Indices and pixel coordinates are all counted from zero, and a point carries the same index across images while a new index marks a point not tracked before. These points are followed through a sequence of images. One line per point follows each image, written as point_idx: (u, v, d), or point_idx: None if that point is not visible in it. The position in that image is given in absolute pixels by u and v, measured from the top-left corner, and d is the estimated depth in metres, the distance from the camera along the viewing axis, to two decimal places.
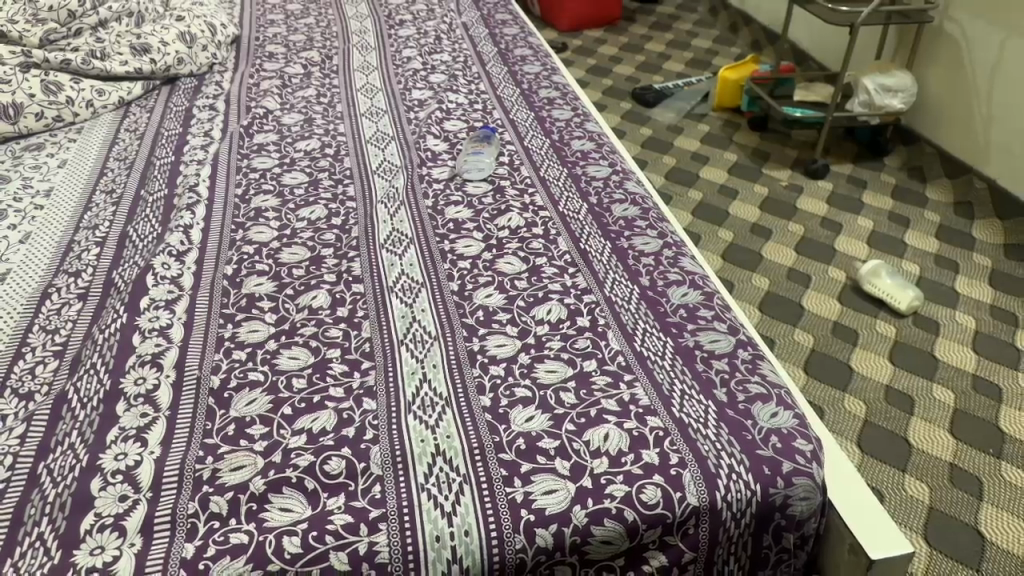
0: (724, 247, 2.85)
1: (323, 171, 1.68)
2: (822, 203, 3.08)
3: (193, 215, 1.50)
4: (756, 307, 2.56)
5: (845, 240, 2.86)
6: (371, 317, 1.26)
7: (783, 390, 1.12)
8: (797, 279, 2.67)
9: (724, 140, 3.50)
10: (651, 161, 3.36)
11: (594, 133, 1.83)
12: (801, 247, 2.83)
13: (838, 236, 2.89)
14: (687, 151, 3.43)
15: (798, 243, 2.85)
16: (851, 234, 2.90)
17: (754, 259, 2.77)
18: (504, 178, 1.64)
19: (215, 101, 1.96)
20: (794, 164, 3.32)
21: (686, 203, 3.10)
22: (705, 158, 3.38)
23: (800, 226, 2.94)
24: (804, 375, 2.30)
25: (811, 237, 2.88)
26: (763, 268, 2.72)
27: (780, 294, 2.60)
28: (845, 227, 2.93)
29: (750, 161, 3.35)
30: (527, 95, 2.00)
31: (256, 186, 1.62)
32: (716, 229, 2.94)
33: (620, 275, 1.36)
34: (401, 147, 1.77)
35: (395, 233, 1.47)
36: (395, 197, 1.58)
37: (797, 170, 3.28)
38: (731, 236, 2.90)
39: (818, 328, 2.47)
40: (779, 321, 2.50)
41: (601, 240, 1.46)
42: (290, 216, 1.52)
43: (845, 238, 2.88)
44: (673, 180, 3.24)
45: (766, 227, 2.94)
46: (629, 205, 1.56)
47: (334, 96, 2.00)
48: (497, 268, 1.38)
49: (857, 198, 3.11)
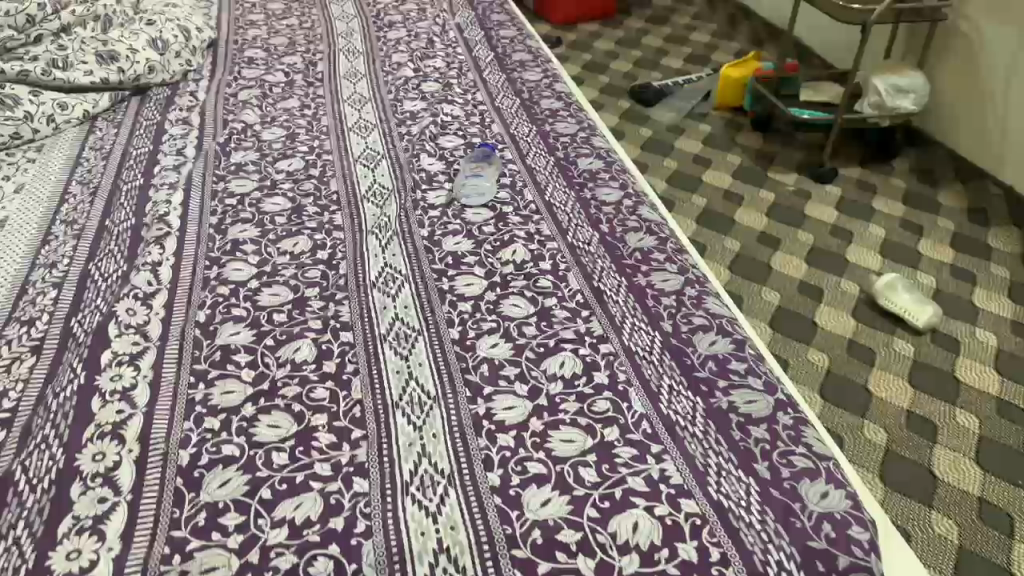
0: (731, 258, 2.71)
1: (307, 195, 1.53)
2: (831, 208, 2.95)
3: (161, 250, 1.35)
4: (767, 324, 2.43)
5: (857, 250, 2.74)
6: (362, 373, 1.12)
7: (831, 464, 0.99)
8: (809, 292, 2.55)
9: (727, 141, 3.36)
10: (652, 164, 3.22)
11: (601, 149, 1.68)
12: (811, 257, 2.70)
13: (849, 245, 2.76)
14: (690, 154, 3.28)
15: (808, 254, 2.72)
16: (863, 243, 2.77)
17: (764, 271, 2.64)
18: (506, 203, 1.50)
19: (190, 114, 1.81)
20: (800, 167, 3.18)
21: (689, 209, 2.96)
22: (708, 160, 3.24)
23: (809, 234, 2.81)
24: (820, 400, 2.17)
25: (821, 246, 2.75)
26: (773, 281, 2.59)
27: (792, 310, 2.47)
28: (856, 236, 2.81)
29: (755, 164, 3.21)
30: (528, 107, 1.85)
31: (233, 214, 1.47)
32: (721, 238, 2.81)
33: (639, 319, 1.22)
34: (393, 166, 1.62)
35: (388, 270, 1.33)
36: (388, 226, 1.44)
37: (804, 173, 3.14)
38: (738, 246, 2.77)
39: (832, 346, 2.34)
40: (793, 340, 2.37)
41: (615, 277, 1.32)
42: (270, 249, 1.38)
43: (856, 247, 2.75)
44: (675, 185, 3.10)
45: (775, 236, 2.81)
46: (644, 234, 1.42)
47: (319, 108, 1.85)
48: (501, 311, 1.24)
49: (867, 203, 2.97)
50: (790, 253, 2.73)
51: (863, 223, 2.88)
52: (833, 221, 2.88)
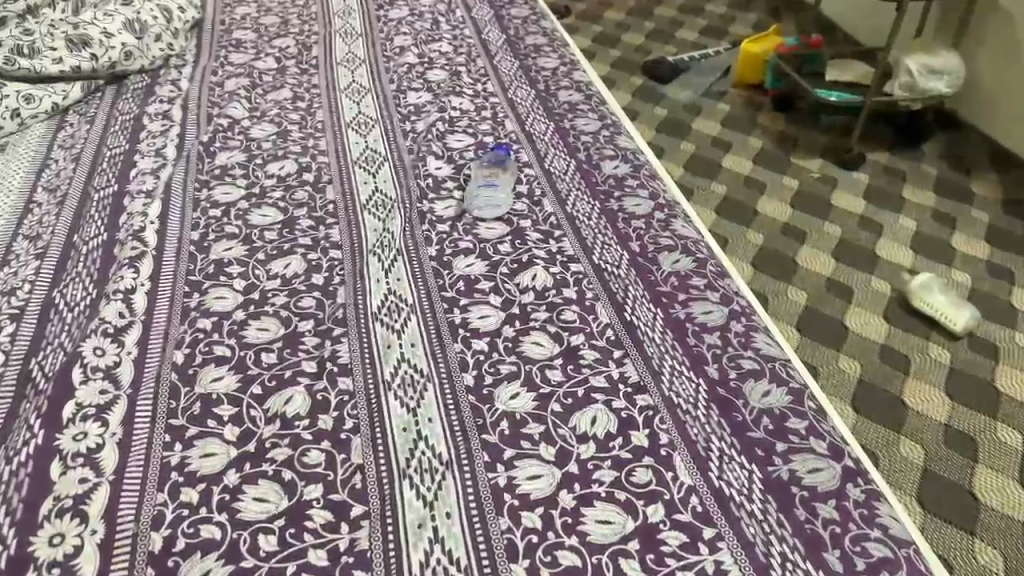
0: (754, 253, 2.55)
1: (300, 205, 1.37)
2: (858, 198, 2.77)
3: (135, 274, 1.19)
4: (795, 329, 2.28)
5: (887, 245, 2.57)
6: (363, 431, 0.97)
7: (913, 551, 0.86)
8: (837, 292, 2.39)
9: (747, 122, 3.15)
10: (669, 148, 3.03)
11: (627, 150, 1.52)
12: (838, 253, 2.54)
13: (879, 239, 2.59)
14: (709, 136, 3.08)
15: (835, 249, 2.56)
16: (894, 238, 2.60)
17: (791, 269, 2.48)
18: (523, 216, 1.34)
19: (171, 106, 1.63)
20: (825, 151, 2.98)
21: (709, 198, 2.78)
22: (728, 143, 3.04)
23: (836, 227, 2.65)
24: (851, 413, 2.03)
25: (848, 241, 2.59)
26: (799, 280, 2.43)
27: (820, 312, 2.32)
28: (886, 229, 2.64)
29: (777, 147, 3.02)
30: (545, 100, 1.68)
31: (216, 228, 1.31)
32: (743, 231, 2.64)
33: (680, 362, 1.07)
34: (396, 171, 1.46)
35: (392, 299, 1.17)
36: (391, 244, 1.28)
37: (829, 158, 2.96)
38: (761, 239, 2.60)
39: (864, 353, 2.19)
40: (822, 345, 2.22)
41: (650, 308, 1.16)
42: (258, 272, 1.22)
43: (886, 242, 2.58)
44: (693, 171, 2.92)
45: (799, 230, 2.64)
46: (680, 254, 1.26)
47: (314, 100, 1.68)
48: (521, 351, 1.08)
49: (896, 191, 2.79)
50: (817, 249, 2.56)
51: (892, 214, 2.70)
52: (861, 212, 2.71)
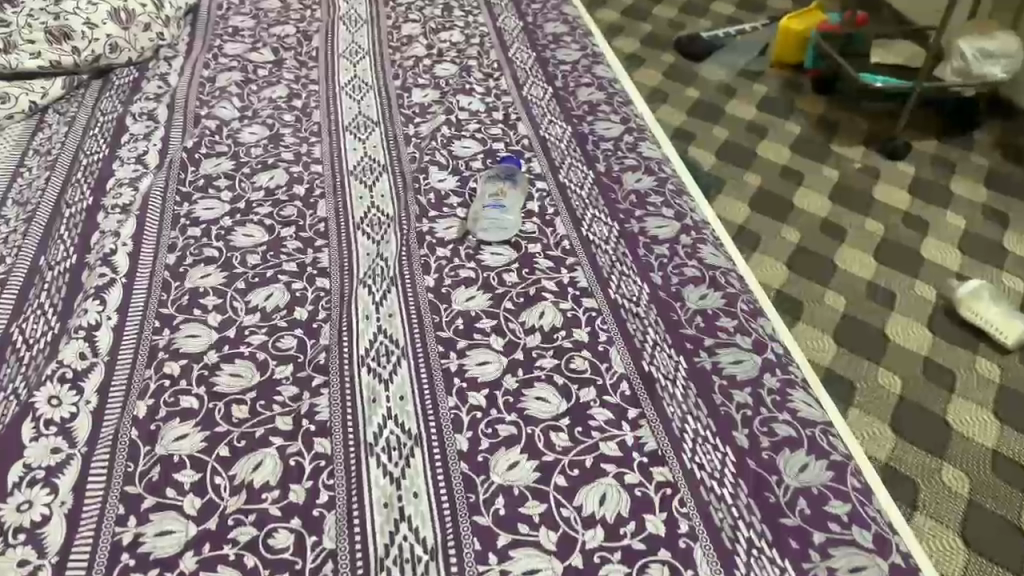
0: (786, 252, 2.27)
1: (288, 223, 1.25)
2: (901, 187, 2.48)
3: (100, 307, 1.08)
4: (829, 338, 2.01)
5: (933, 244, 2.28)
6: (339, 508, 0.85)
7: None
8: (877, 297, 2.11)
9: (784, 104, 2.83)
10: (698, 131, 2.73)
11: (651, 160, 1.38)
12: (880, 253, 2.25)
13: (924, 237, 2.30)
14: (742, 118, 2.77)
15: (877, 248, 2.27)
16: (941, 236, 2.31)
17: (825, 272, 2.20)
18: (533, 239, 1.21)
19: (156, 106, 1.51)
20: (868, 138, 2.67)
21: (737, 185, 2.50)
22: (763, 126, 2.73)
23: (878, 224, 2.36)
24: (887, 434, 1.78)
25: (891, 239, 2.30)
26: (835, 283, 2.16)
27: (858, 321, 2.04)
28: (932, 225, 2.34)
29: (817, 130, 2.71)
30: (563, 99, 1.53)
31: (195, 250, 1.19)
32: (775, 226, 2.36)
33: (704, 426, 0.94)
34: (395, 183, 1.32)
35: (382, 340, 1.05)
36: (384, 272, 1.15)
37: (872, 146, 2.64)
38: (795, 236, 2.32)
39: (906, 366, 1.91)
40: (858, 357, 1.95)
41: (671, 354, 1.02)
42: (236, 304, 1.10)
43: (933, 240, 2.29)
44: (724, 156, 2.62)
45: (835, 226, 2.36)
46: (708, 288, 1.12)
47: (311, 97, 1.55)
48: (523, 409, 0.96)
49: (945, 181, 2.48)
50: (854, 249, 2.28)
51: (940, 207, 2.40)
52: (906, 206, 2.41)
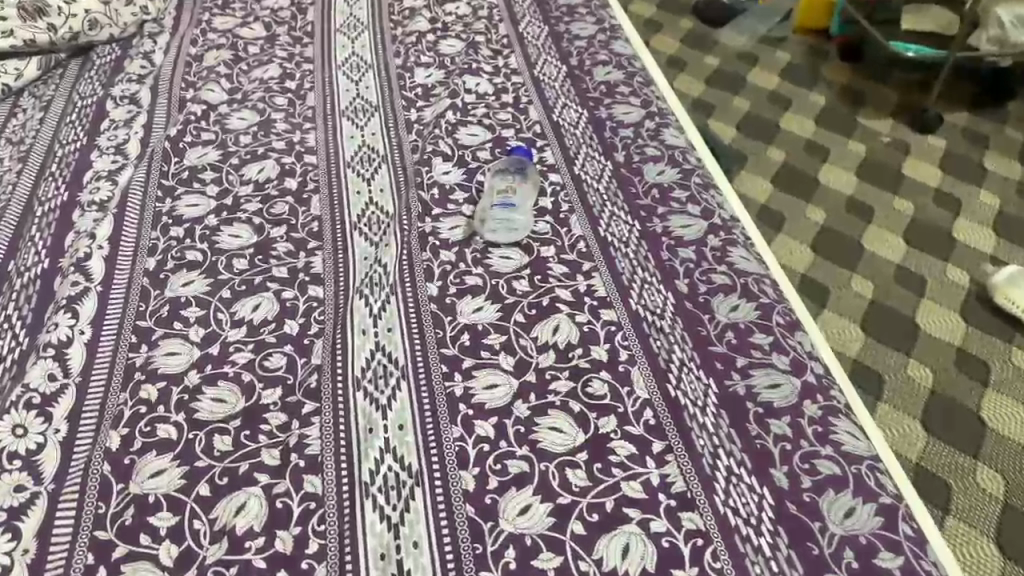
0: (810, 231, 2.07)
1: (279, 222, 1.14)
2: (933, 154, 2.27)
3: (72, 320, 0.99)
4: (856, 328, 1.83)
5: (967, 222, 2.08)
6: (331, 559, 0.77)
7: None
8: (906, 282, 1.93)
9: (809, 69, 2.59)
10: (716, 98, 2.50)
11: (674, 150, 1.26)
12: (909, 232, 2.06)
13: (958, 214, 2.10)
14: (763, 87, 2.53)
15: (906, 226, 2.07)
16: (977, 212, 2.11)
17: (853, 255, 2.01)
18: (546, 240, 1.11)
19: (139, 88, 1.40)
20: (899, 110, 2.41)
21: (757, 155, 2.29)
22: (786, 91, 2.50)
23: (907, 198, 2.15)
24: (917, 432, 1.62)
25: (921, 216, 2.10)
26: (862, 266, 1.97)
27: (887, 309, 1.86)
28: (966, 199, 2.14)
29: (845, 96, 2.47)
30: (577, 80, 1.41)
31: (177, 253, 1.09)
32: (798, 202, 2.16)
33: (737, 463, 0.84)
34: (396, 176, 1.22)
35: (380, 359, 0.95)
36: (382, 279, 1.05)
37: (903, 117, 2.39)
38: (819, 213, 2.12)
39: (937, 357, 1.75)
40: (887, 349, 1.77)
41: (700, 376, 0.92)
42: (220, 316, 1.01)
43: (967, 218, 2.09)
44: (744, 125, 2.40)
45: (862, 200, 2.15)
46: (740, 298, 1.02)
47: (306, 78, 1.43)
48: (536, 441, 0.86)
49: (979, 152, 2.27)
50: (883, 226, 2.08)
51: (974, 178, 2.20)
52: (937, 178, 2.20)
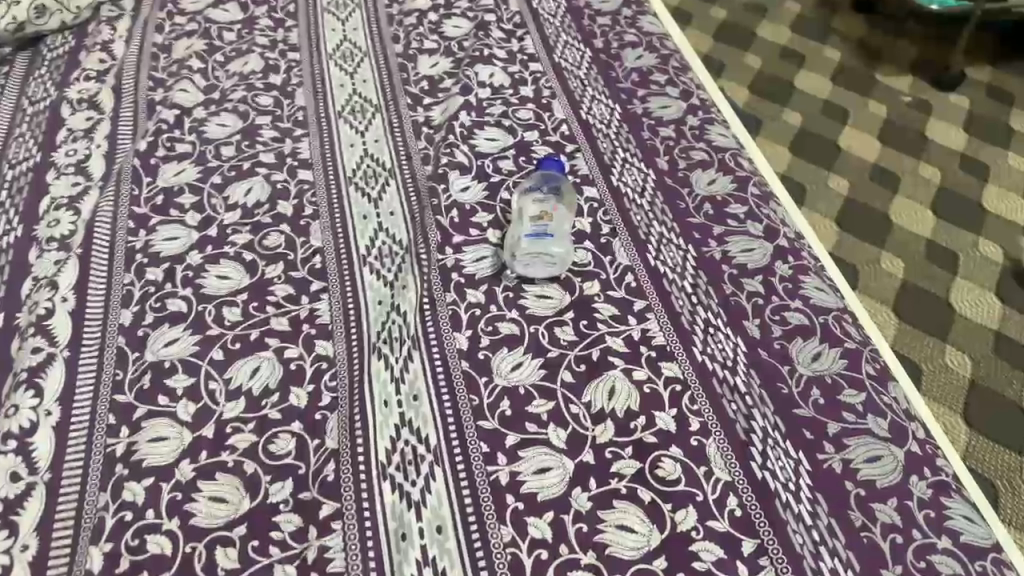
0: (827, 194, 1.74)
1: (275, 258, 0.98)
2: (958, 97, 1.94)
3: (36, 400, 0.83)
4: (885, 309, 1.54)
5: (1004, 179, 1.76)
6: None
7: None
8: (938, 253, 1.63)
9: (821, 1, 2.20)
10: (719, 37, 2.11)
11: (723, 152, 1.11)
12: (940, 192, 1.74)
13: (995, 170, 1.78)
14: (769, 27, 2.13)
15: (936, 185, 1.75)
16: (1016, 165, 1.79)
17: (876, 220, 1.69)
18: (589, 273, 0.95)
19: (99, 87, 1.21)
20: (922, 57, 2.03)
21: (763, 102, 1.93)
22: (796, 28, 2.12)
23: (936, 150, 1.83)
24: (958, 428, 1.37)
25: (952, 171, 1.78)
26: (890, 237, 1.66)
27: (918, 286, 1.57)
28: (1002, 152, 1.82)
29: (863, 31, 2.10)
30: (605, 66, 1.24)
31: (157, 302, 0.93)
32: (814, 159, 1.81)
33: (843, 565, 0.71)
34: (406, 196, 1.05)
35: (407, 438, 0.80)
36: (400, 332, 0.89)
37: (928, 62, 2.02)
38: (839, 173, 1.78)
39: (978, 341, 1.48)
40: (919, 334, 1.50)
41: (788, 451, 0.78)
42: (213, 385, 0.85)
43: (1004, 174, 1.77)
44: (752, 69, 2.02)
45: (886, 154, 1.82)
46: (822, 343, 0.88)
47: (293, 70, 1.25)
48: (604, 545, 0.72)
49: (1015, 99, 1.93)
50: (907, 183, 1.76)
51: (1003, 125, 1.88)
52: (962, 123, 1.88)
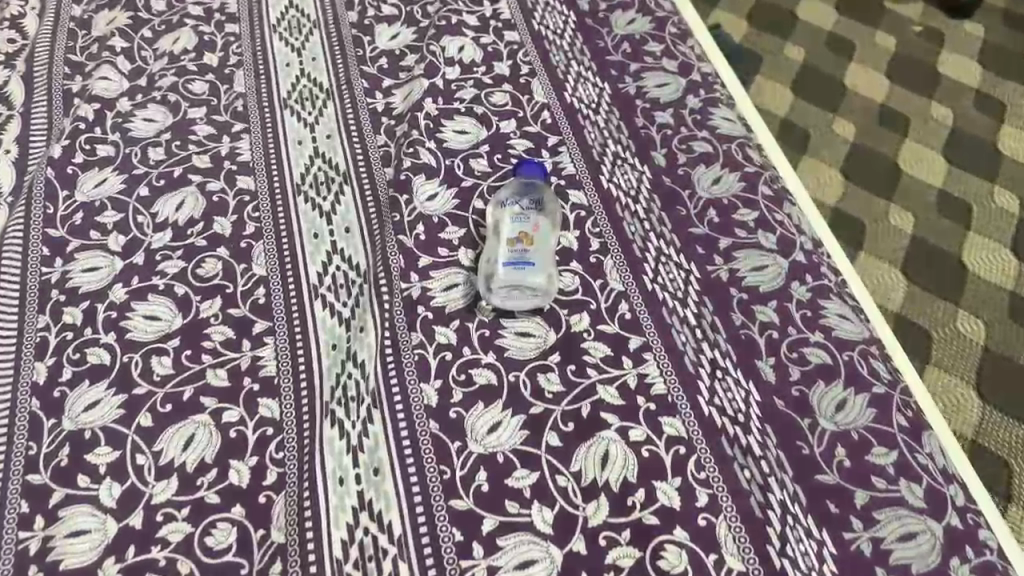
0: (828, 139, 1.49)
1: (212, 291, 0.84)
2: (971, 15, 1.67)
3: None
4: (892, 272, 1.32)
5: None
6: None
7: None
8: (955, 204, 1.40)
9: None
10: None
11: (729, 141, 0.96)
12: (957, 129, 1.50)
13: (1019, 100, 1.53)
14: None
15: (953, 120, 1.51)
16: None
17: (883, 168, 1.45)
18: (578, 302, 0.82)
19: (8, 75, 1.04)
20: None
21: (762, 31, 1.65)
22: None
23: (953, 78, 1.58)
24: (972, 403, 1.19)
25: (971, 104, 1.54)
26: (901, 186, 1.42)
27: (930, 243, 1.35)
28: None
29: None
30: (593, 34, 1.07)
31: (76, 352, 0.80)
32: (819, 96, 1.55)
33: None
34: (364, 207, 0.91)
35: (367, 525, 0.69)
36: (359, 386, 0.77)
37: None
38: (845, 112, 1.53)
39: (995, 303, 1.29)
40: (929, 298, 1.29)
41: (810, 531, 0.68)
42: (141, 460, 0.73)
43: None
44: None
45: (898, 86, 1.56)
46: (847, 389, 0.76)
47: (231, 47, 1.08)
48: None
49: None
50: (915, 122, 1.51)
51: None
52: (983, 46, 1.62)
